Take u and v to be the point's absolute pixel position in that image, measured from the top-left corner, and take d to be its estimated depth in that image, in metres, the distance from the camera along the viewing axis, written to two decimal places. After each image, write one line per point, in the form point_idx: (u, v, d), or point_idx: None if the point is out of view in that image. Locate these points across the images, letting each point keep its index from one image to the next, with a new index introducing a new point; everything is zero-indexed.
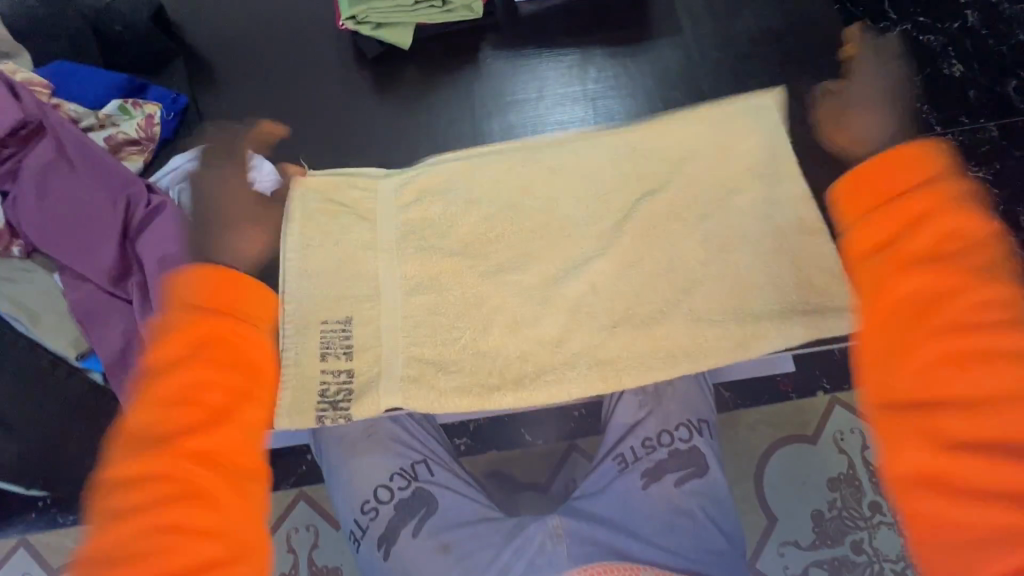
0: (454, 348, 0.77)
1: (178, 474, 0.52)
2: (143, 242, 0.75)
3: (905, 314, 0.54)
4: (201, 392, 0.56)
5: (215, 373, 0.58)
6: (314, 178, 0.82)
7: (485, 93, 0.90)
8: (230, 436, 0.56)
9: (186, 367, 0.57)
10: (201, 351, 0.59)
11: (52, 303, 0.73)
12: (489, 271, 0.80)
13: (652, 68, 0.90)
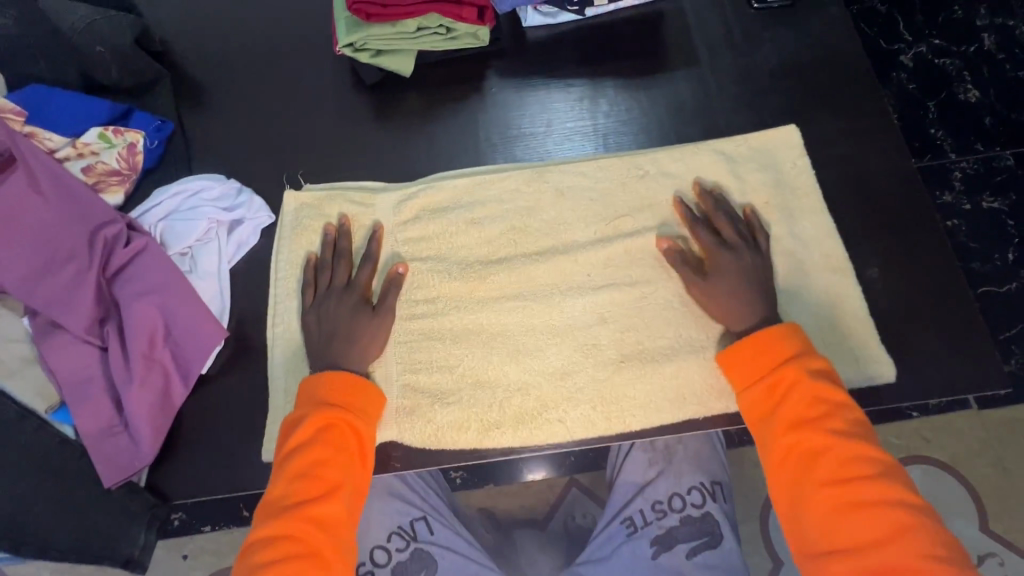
0: (451, 377, 0.70)
1: (292, 533, 0.56)
2: (125, 285, 0.69)
3: (797, 455, 0.58)
4: (330, 460, 0.60)
5: (333, 437, 0.61)
6: (304, 194, 0.79)
7: (489, 125, 0.85)
8: (347, 497, 0.60)
9: (327, 435, 0.61)
10: (328, 415, 0.62)
11: (22, 350, 0.68)
12: (487, 297, 0.73)
13: (667, 101, 0.85)
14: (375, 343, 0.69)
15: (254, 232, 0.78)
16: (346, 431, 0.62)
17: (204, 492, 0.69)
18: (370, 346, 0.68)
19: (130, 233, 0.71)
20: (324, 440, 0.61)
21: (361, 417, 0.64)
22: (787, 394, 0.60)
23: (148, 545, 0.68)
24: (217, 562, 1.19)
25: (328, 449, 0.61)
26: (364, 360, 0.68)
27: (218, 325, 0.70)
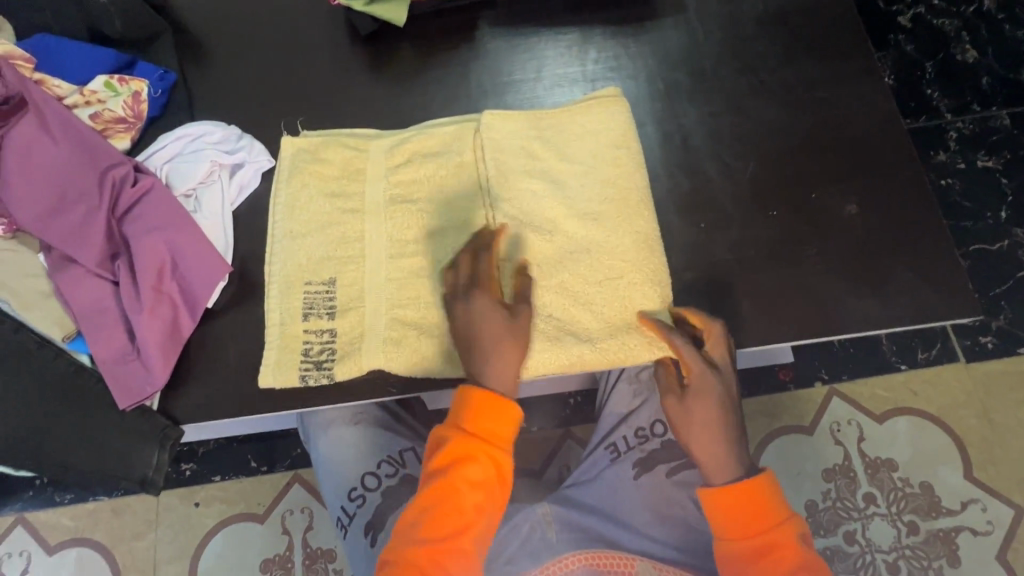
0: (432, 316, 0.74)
1: (431, 518, 0.63)
2: (133, 223, 0.73)
3: (773, 551, 0.63)
4: (465, 467, 0.64)
5: (469, 444, 0.64)
6: (300, 141, 0.81)
7: (481, 72, 0.87)
8: (496, 492, 0.64)
9: (464, 443, 0.64)
10: (467, 425, 0.64)
11: (40, 284, 0.72)
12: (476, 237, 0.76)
13: (654, 47, 0.87)
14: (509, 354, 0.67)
15: (255, 176, 0.81)
16: (481, 455, 0.64)
17: (211, 418, 0.73)
18: (505, 357, 0.66)
19: (137, 174, 0.75)
20: (461, 450, 0.64)
21: (496, 418, 0.64)
22: (752, 501, 0.65)
23: (159, 467, 0.72)
24: (229, 508, 1.27)
25: (466, 471, 0.63)
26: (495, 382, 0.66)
27: (221, 260, 0.74)
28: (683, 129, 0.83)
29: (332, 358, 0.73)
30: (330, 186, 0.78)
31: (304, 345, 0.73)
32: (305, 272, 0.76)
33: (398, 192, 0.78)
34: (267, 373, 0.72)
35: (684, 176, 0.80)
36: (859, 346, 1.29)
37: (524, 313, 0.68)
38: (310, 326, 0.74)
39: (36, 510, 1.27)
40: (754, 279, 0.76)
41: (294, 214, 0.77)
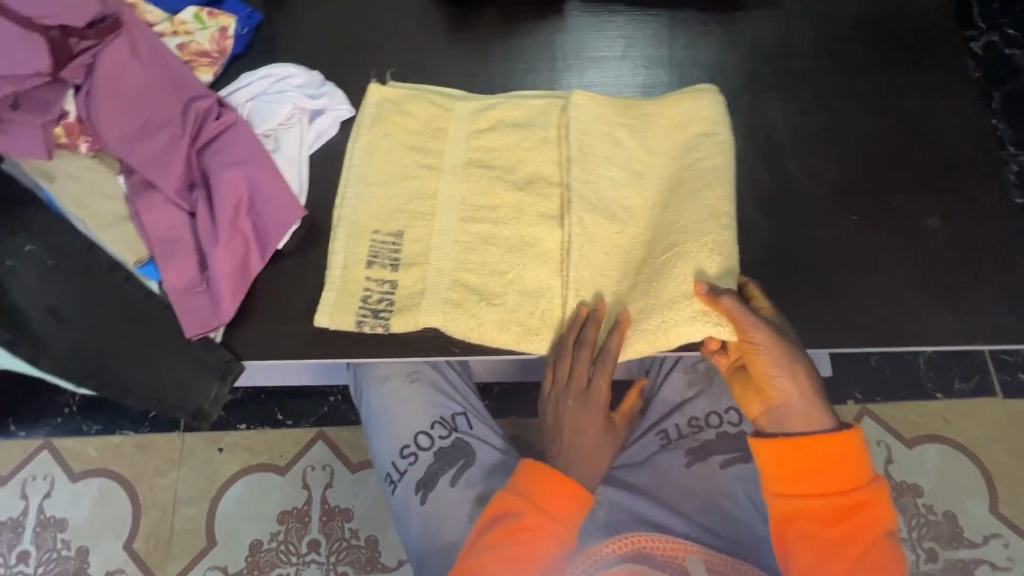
0: (495, 283, 0.73)
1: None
2: (214, 156, 0.72)
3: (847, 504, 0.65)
4: (530, 534, 0.65)
5: (537, 513, 0.66)
6: (387, 92, 0.80)
7: (565, 45, 0.86)
8: (555, 563, 0.66)
9: (532, 510, 0.66)
10: (539, 494, 0.67)
11: (116, 207, 0.73)
12: (548, 212, 0.75)
13: (743, 38, 0.86)
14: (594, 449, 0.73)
15: (333, 124, 0.80)
16: (547, 530, 0.66)
17: (271, 357, 0.74)
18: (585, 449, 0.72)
19: (220, 108, 0.75)
20: (528, 517, 0.66)
21: (566, 496, 0.67)
22: (839, 455, 0.66)
23: (216, 401, 0.72)
24: (251, 458, 1.28)
25: (531, 543, 0.65)
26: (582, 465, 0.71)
27: (297, 203, 0.73)
28: (766, 124, 0.81)
29: (390, 309, 0.73)
30: (409, 139, 0.78)
31: (363, 291, 0.73)
32: (373, 222, 0.75)
33: (474, 153, 0.77)
34: (321, 313, 0.73)
35: (764, 171, 0.79)
36: (896, 369, 1.28)
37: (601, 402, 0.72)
38: (369, 273, 0.74)
39: (63, 438, 1.29)
40: (824, 281, 0.75)
41: (370, 163, 0.77)
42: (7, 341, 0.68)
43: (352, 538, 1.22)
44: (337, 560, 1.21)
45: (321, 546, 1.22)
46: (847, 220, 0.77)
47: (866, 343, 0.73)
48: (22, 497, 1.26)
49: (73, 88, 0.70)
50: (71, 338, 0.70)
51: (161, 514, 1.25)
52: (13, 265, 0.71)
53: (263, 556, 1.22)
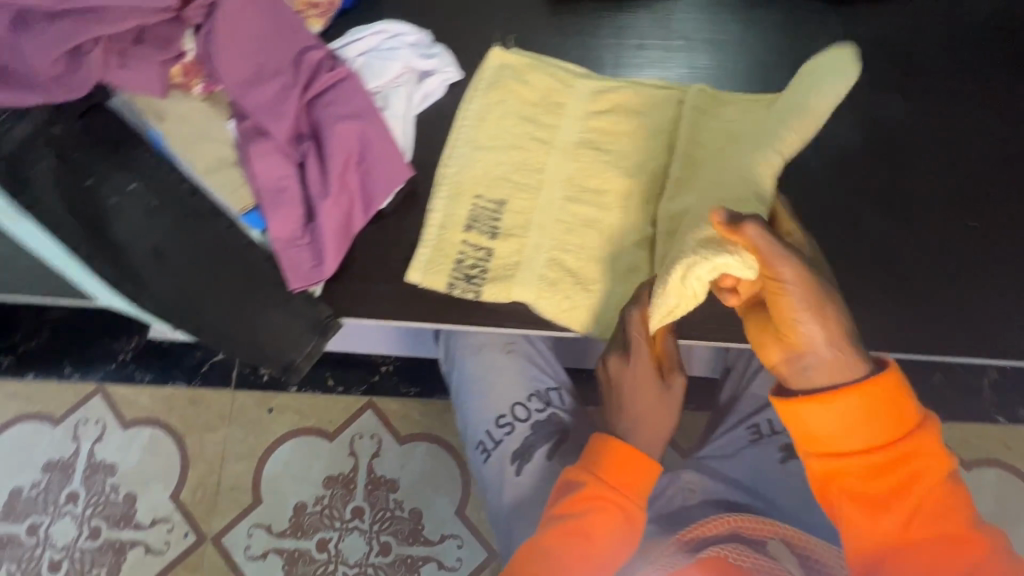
0: (599, 264, 0.72)
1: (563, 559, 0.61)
2: (325, 107, 0.71)
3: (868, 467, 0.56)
4: (601, 509, 0.63)
5: (606, 488, 0.64)
6: (505, 58, 0.79)
7: (678, 24, 0.84)
8: (627, 537, 0.63)
9: (600, 484, 0.64)
10: (606, 468, 0.64)
11: (221, 152, 0.72)
12: (656, 197, 0.74)
13: (864, 31, 0.82)
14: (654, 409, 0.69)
15: (440, 86, 0.78)
16: (620, 505, 0.63)
17: (366, 318, 0.73)
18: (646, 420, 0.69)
19: (332, 61, 0.73)
20: (596, 491, 0.63)
21: (634, 468, 0.65)
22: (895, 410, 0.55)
23: (310, 356, 0.71)
24: (300, 421, 1.28)
25: (606, 518, 0.63)
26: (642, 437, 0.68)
27: (404, 164, 0.72)
28: (885, 122, 0.78)
29: (482, 276, 0.72)
30: (521, 111, 0.77)
31: (458, 255, 0.72)
32: (475, 186, 0.75)
33: (586, 134, 0.77)
34: (411, 269, 0.73)
35: (880, 170, 0.76)
36: (961, 390, 1.25)
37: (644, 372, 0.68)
38: (462, 237, 0.73)
39: (116, 385, 1.29)
40: (935, 289, 0.73)
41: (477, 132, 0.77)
42: (111, 279, 0.68)
43: (397, 509, 1.22)
44: (380, 529, 1.22)
45: (365, 514, 1.22)
46: (963, 228, 0.75)
47: (974, 356, 0.72)
48: (73, 440, 1.27)
49: (192, 29, 0.69)
50: (172, 281, 0.70)
51: (208, 468, 1.25)
52: (119, 203, 0.69)
53: (306, 519, 1.23)
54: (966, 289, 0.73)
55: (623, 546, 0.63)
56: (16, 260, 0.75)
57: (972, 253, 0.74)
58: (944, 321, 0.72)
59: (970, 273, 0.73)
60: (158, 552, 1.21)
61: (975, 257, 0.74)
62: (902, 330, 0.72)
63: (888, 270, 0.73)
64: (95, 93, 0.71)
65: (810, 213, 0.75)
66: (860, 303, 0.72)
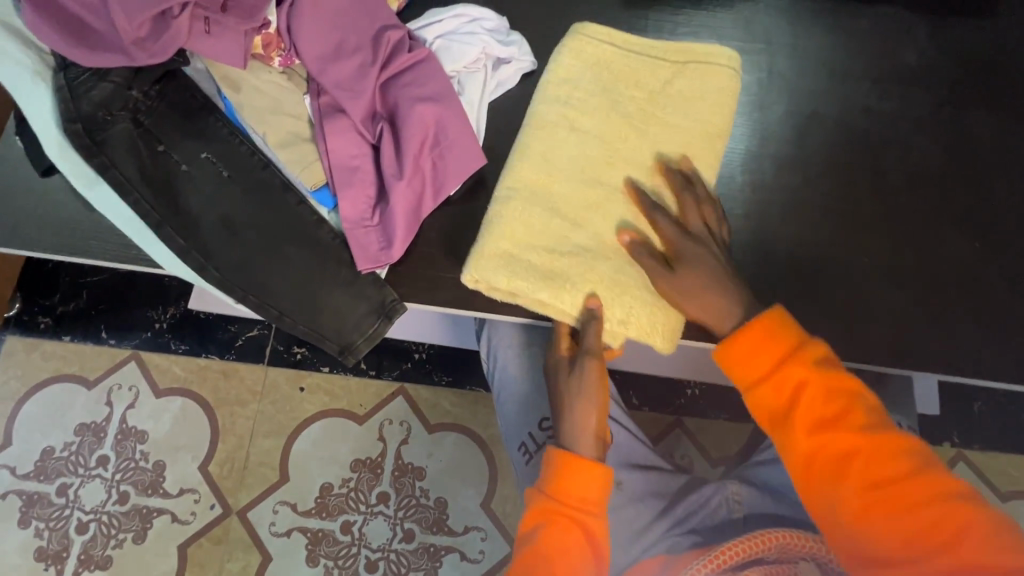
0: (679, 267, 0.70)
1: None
2: (402, 88, 0.70)
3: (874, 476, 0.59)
4: (553, 526, 0.64)
5: (554, 504, 0.64)
6: (570, 44, 0.75)
7: (758, 28, 0.82)
8: (587, 550, 0.63)
9: (549, 500, 0.65)
10: (553, 484, 0.65)
11: (295, 126, 0.71)
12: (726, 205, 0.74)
13: (953, 45, 0.80)
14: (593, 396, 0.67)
15: (514, 75, 0.77)
16: (574, 519, 0.64)
17: (429, 304, 0.72)
18: (586, 416, 0.67)
19: (410, 42, 0.73)
20: (547, 509, 0.64)
21: (578, 480, 0.65)
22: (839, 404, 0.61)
23: (371, 337, 0.71)
24: (331, 402, 1.28)
25: (560, 534, 0.63)
26: (580, 442, 0.67)
27: (478, 150, 0.71)
28: (970, 138, 0.76)
29: (554, 282, 0.66)
30: (618, 102, 0.73)
31: (527, 255, 0.67)
32: (558, 177, 0.69)
33: (687, 136, 0.71)
34: (469, 269, 0.67)
35: (962, 190, 0.75)
36: (1000, 417, 1.23)
37: (588, 370, 0.66)
38: (529, 236, 0.67)
39: (151, 353, 1.30)
40: (1010, 315, 0.71)
41: (566, 119, 0.71)
42: (180, 247, 0.68)
43: (422, 496, 1.22)
44: (405, 516, 1.21)
45: (391, 500, 1.22)
46: None
47: None
48: (106, 404, 1.28)
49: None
50: (238, 252, 0.69)
51: (237, 442, 1.26)
52: (189, 170, 0.70)
53: (332, 500, 1.23)
54: None
55: (582, 559, 0.62)
56: (81, 222, 0.74)
57: None
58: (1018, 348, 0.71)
59: None
60: (184, 522, 1.22)
61: None
62: (975, 355, 0.70)
63: (962, 292, 0.72)
64: (173, 59, 0.70)
65: (886, 226, 0.74)
66: (932, 324, 0.71)
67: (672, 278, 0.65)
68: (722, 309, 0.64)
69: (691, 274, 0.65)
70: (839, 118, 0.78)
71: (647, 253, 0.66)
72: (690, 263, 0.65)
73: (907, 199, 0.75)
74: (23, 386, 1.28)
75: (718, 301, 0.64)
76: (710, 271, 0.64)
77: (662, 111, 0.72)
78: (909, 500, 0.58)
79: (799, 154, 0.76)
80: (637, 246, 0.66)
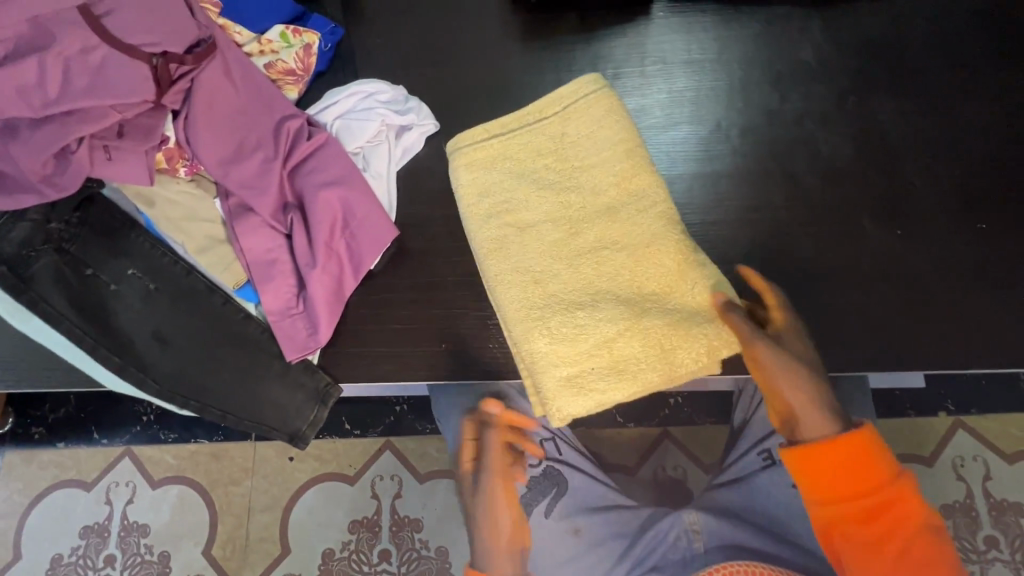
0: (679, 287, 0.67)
1: None
2: (306, 177, 0.72)
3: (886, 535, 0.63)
4: None
5: None
6: (467, 147, 0.75)
7: (654, 49, 0.82)
8: None
9: None
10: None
11: (211, 229, 0.73)
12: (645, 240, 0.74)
13: (848, 35, 0.80)
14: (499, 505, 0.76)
15: (419, 139, 0.79)
16: None
17: (367, 379, 0.73)
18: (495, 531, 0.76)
19: (310, 128, 0.74)
20: None
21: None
22: (870, 466, 0.63)
23: (314, 423, 0.73)
24: (321, 467, 1.29)
25: None
26: (491, 559, 0.76)
27: (388, 223, 0.72)
28: (878, 124, 0.76)
29: (608, 370, 0.65)
30: (530, 173, 0.73)
31: (574, 359, 0.65)
32: (540, 286, 0.69)
33: (615, 166, 0.71)
34: (553, 415, 0.65)
35: (878, 177, 0.74)
36: (991, 379, 1.20)
37: (487, 482, 0.76)
38: (576, 349, 0.66)
39: (141, 446, 1.32)
40: (945, 296, 0.70)
41: (506, 224, 0.72)
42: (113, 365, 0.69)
43: (422, 548, 1.23)
44: (408, 570, 1.22)
45: (392, 557, 1.23)
46: (970, 228, 0.72)
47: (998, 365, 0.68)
48: (106, 503, 1.30)
49: (171, 113, 0.70)
50: (174, 360, 0.71)
51: (237, 521, 1.27)
52: (118, 289, 0.72)
53: (335, 565, 1.23)
54: (979, 295, 0.70)
55: None
56: (27, 351, 0.77)
57: (981, 255, 0.71)
58: (960, 329, 0.69)
59: (981, 276, 0.70)
60: None
61: (982, 257, 0.71)
62: (917, 343, 0.69)
63: (894, 280, 0.71)
64: (88, 185, 0.73)
65: (805, 227, 0.73)
66: (869, 317, 0.70)
67: (785, 363, 0.65)
68: (813, 413, 0.65)
69: (785, 363, 0.65)
70: (745, 127, 0.78)
71: (754, 329, 0.64)
72: (787, 349, 0.66)
73: (824, 198, 0.74)
74: (24, 498, 1.31)
75: (818, 402, 0.66)
76: (812, 364, 0.66)
77: (579, 161, 0.73)
78: (905, 551, 0.63)
79: (710, 171, 0.76)
80: (739, 317, 0.64)
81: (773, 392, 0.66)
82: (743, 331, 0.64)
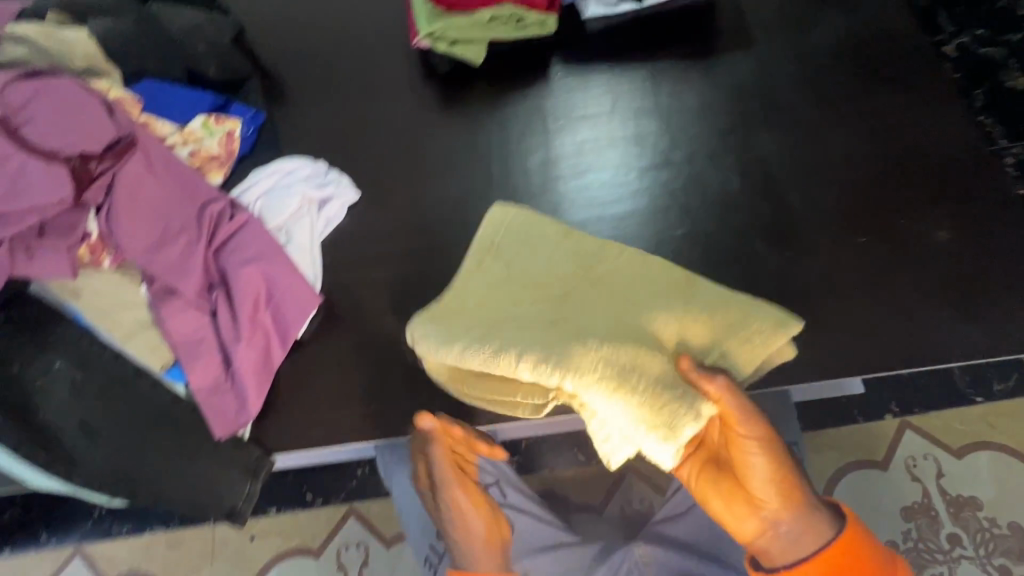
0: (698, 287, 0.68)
1: None
2: (229, 256, 0.75)
3: None
4: None
5: None
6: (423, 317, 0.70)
7: (555, 107, 0.89)
8: None
9: None
10: None
11: (137, 314, 0.75)
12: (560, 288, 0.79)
13: (726, 81, 0.89)
14: (476, 529, 0.68)
15: (341, 209, 0.83)
16: None
17: (302, 448, 0.74)
18: (470, 556, 0.68)
19: (232, 209, 0.78)
20: None
21: None
22: (862, 560, 0.59)
23: (249, 497, 0.74)
24: (284, 543, 1.24)
25: None
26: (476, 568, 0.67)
27: (312, 293, 0.75)
28: (761, 158, 0.84)
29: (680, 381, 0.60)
30: (499, 300, 0.71)
31: (644, 382, 0.59)
32: (595, 344, 0.62)
33: (567, 254, 0.72)
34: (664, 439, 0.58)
35: (766, 205, 0.81)
36: (929, 377, 1.24)
37: (453, 497, 0.68)
38: (636, 367, 0.60)
39: (92, 542, 1.26)
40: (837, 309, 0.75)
41: (503, 339, 0.65)
42: None
43: None
44: None
45: None
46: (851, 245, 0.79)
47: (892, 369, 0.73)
48: None
49: (93, 208, 0.73)
50: (102, 452, 0.69)
51: None
52: None
53: None
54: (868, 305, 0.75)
55: None
56: None
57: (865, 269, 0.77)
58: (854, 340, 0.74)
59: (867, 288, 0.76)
60: None
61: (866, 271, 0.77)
62: (818, 356, 0.73)
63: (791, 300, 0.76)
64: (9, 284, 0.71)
65: (706, 258, 0.79)
66: None
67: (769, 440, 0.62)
68: (805, 503, 0.61)
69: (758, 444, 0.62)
70: (647, 173, 0.84)
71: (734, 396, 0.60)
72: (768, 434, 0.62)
73: (721, 230, 0.80)
74: None
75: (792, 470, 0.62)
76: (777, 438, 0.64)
77: (531, 269, 0.72)
78: None
79: (616, 215, 0.82)
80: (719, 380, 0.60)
81: (749, 478, 0.62)
82: (720, 391, 0.60)
